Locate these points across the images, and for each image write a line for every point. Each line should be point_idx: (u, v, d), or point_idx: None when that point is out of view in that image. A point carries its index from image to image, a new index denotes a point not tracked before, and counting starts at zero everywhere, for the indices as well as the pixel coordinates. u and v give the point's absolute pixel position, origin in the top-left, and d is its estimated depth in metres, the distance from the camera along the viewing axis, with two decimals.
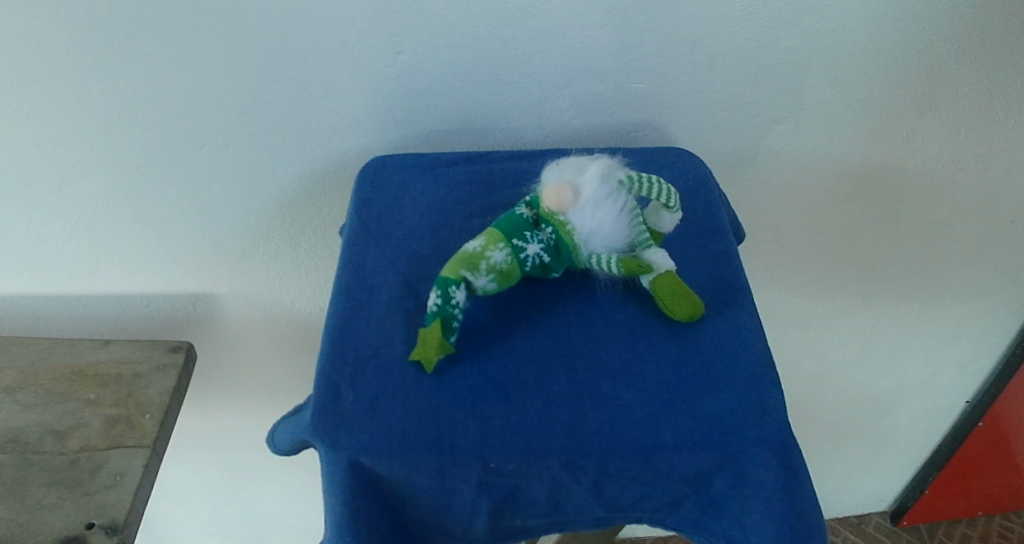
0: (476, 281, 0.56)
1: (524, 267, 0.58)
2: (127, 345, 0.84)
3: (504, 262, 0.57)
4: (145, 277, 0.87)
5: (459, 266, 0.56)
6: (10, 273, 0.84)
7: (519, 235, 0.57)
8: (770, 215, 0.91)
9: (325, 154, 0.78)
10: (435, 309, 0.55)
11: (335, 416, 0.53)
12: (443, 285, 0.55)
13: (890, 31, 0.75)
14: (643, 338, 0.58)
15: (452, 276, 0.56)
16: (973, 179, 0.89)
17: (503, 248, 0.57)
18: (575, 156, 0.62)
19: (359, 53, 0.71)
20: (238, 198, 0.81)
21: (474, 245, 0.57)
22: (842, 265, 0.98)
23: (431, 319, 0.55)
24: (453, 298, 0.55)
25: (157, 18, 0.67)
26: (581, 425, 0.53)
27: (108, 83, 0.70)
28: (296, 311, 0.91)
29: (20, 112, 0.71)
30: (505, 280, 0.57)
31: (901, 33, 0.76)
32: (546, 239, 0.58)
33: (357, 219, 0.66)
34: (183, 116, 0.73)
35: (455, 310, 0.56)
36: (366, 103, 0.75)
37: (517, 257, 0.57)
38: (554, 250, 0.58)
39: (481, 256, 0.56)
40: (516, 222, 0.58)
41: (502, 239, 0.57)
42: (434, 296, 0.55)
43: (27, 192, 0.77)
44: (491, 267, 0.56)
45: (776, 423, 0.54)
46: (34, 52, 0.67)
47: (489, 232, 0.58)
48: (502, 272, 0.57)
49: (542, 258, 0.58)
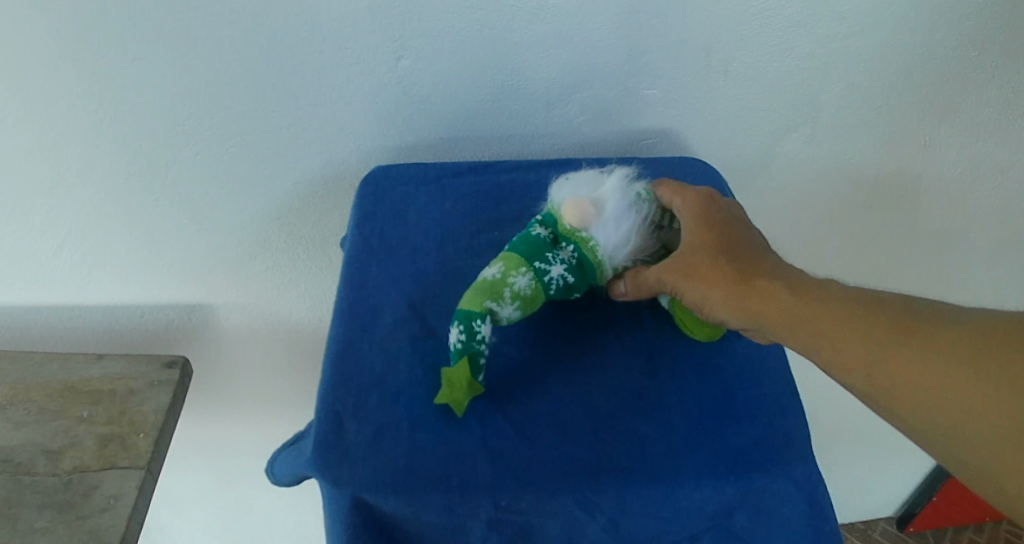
0: (501, 311, 0.54)
1: (549, 290, 0.55)
2: (121, 360, 0.80)
3: (528, 287, 0.54)
4: (139, 286, 0.84)
5: (482, 297, 0.54)
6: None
7: (539, 256, 0.55)
8: (781, 222, 0.88)
9: (325, 162, 0.75)
10: (459, 347, 0.53)
11: (337, 451, 0.51)
12: (467, 320, 0.53)
13: (911, 37, 0.72)
14: (661, 367, 0.57)
15: (476, 309, 0.53)
16: (994, 189, 0.86)
17: (526, 273, 0.54)
18: (581, 172, 0.61)
19: (359, 58, 0.68)
20: (236, 206, 0.78)
21: (495, 273, 0.55)
22: (856, 273, 0.95)
23: (456, 358, 0.53)
24: (477, 332, 0.53)
25: (148, 21, 0.64)
26: (597, 460, 0.52)
27: (98, 87, 0.67)
28: (295, 321, 0.89)
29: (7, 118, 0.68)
30: (530, 306, 0.55)
31: (922, 39, 0.73)
32: (568, 259, 0.56)
33: (358, 234, 0.64)
34: (178, 122, 0.70)
35: (480, 345, 0.53)
36: (368, 109, 0.72)
37: (541, 281, 0.55)
38: (577, 270, 0.56)
39: (503, 283, 0.54)
40: (535, 245, 0.56)
41: (523, 263, 0.55)
42: (457, 333, 0.53)
43: (16, 201, 0.74)
44: (514, 294, 0.54)
45: (805, 459, 0.52)
46: (19, 56, 0.64)
47: (507, 256, 0.56)
48: (527, 298, 0.54)
49: (566, 280, 0.55)
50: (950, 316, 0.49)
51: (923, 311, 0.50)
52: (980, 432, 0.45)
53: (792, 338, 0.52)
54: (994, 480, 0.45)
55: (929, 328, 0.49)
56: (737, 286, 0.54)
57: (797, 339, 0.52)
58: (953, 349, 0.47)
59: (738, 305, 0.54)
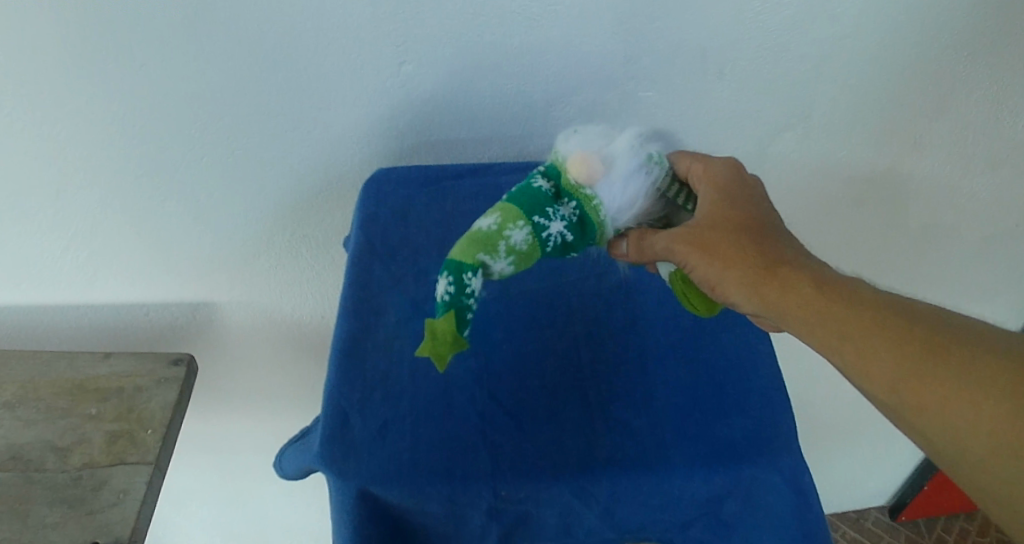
0: (494, 264, 0.55)
1: (546, 246, 0.56)
2: (127, 358, 0.82)
3: (524, 243, 0.55)
4: (144, 285, 0.86)
5: (476, 249, 0.55)
6: (8, 283, 0.83)
7: (540, 212, 0.56)
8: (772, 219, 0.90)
9: (330, 164, 0.77)
10: (448, 300, 0.53)
11: (343, 444, 0.53)
12: (458, 271, 0.54)
13: (902, 38, 0.74)
14: (654, 362, 0.59)
15: (469, 261, 0.54)
16: (984, 186, 0.88)
17: (523, 228, 0.55)
18: (594, 127, 0.62)
19: (363, 64, 0.70)
20: (240, 207, 0.79)
21: (492, 224, 0.56)
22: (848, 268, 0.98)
23: (443, 310, 0.53)
24: (467, 286, 0.54)
25: (156, 28, 0.65)
26: (592, 452, 0.54)
27: (105, 90, 0.69)
28: (299, 319, 0.91)
29: (14, 123, 0.70)
30: (524, 261, 0.56)
31: (913, 40, 0.75)
32: (569, 216, 0.57)
33: (362, 236, 0.66)
34: (184, 126, 0.72)
35: (469, 300, 0.54)
36: (371, 113, 0.74)
37: (538, 236, 0.56)
38: (577, 227, 0.57)
39: (500, 237, 0.55)
40: (537, 199, 0.57)
41: (522, 217, 0.56)
42: (447, 286, 0.54)
43: (25, 203, 0.76)
44: (509, 249, 0.55)
45: (791, 450, 0.55)
46: (29, 62, 0.66)
47: (506, 208, 0.57)
48: (522, 252, 0.56)
49: (564, 237, 0.56)
50: (971, 332, 0.52)
51: (954, 328, 0.52)
52: (990, 446, 0.49)
53: (811, 332, 0.55)
54: (995, 487, 0.49)
55: (956, 345, 0.51)
56: (763, 274, 0.56)
57: (817, 333, 0.55)
58: (982, 371, 0.50)
59: (759, 291, 0.56)
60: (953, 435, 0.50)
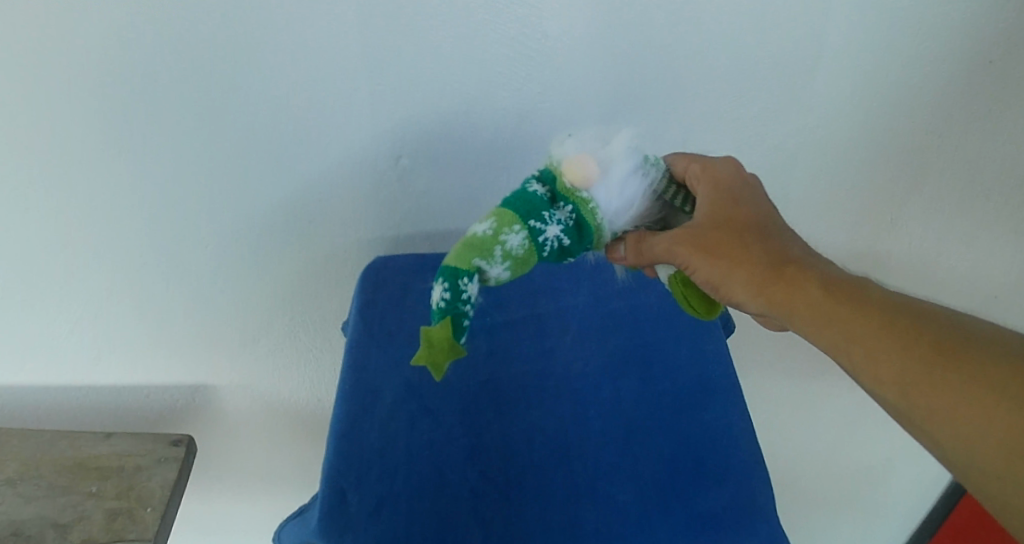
0: (491, 269, 0.55)
1: (542, 250, 0.56)
2: (127, 438, 0.84)
3: (520, 247, 0.55)
4: (145, 368, 0.88)
5: (471, 255, 0.54)
6: (10, 366, 0.85)
7: (536, 216, 0.56)
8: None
9: (329, 249, 0.81)
10: (444, 307, 0.53)
11: (342, 519, 0.58)
12: (455, 278, 0.54)
13: (869, 132, 0.80)
14: (634, 440, 0.66)
15: (465, 267, 0.54)
16: (952, 267, 0.94)
17: (519, 232, 0.55)
18: (588, 133, 0.63)
19: (362, 158, 0.75)
20: (242, 293, 0.83)
21: (487, 229, 0.55)
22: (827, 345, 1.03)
23: (439, 318, 0.53)
24: (463, 292, 0.54)
25: (166, 127, 0.69)
26: (575, 523, 0.61)
27: (114, 183, 0.72)
28: (294, 400, 0.94)
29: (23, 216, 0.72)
30: (519, 267, 0.56)
31: (878, 134, 0.80)
32: (565, 220, 0.57)
33: (360, 320, 0.70)
34: (189, 217, 0.75)
35: (465, 306, 0.54)
36: (370, 202, 0.78)
37: (535, 241, 0.56)
38: (573, 231, 0.57)
39: (496, 242, 0.55)
40: (532, 204, 0.57)
41: (518, 221, 0.56)
42: (443, 292, 0.53)
43: (30, 289, 0.78)
44: (506, 254, 0.55)
45: (746, 520, 0.62)
46: (43, 157, 0.69)
47: (501, 212, 0.57)
48: (518, 257, 0.55)
49: (561, 241, 0.56)
50: (972, 334, 0.57)
51: (959, 332, 0.58)
52: (984, 437, 0.55)
53: (820, 333, 0.60)
54: (986, 477, 0.55)
55: (961, 349, 0.57)
56: (773, 277, 0.60)
57: (829, 337, 0.59)
58: (986, 371, 0.55)
59: (769, 293, 0.60)
60: (960, 435, 0.55)
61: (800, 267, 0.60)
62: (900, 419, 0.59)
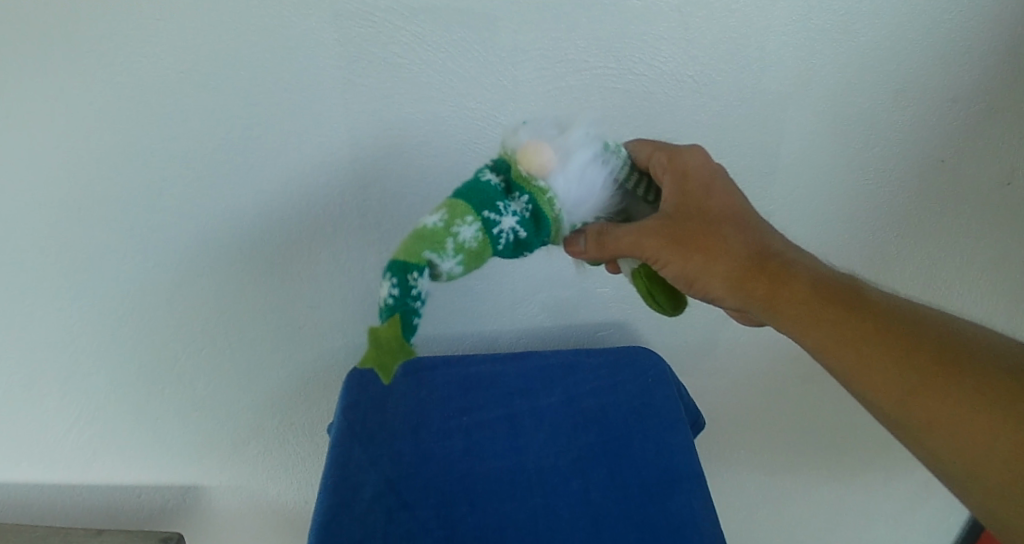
0: (443, 263, 0.57)
1: (496, 243, 0.59)
2: (119, 534, 0.86)
3: (473, 240, 0.58)
4: (136, 468, 0.90)
5: (422, 247, 0.57)
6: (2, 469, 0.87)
7: (490, 207, 0.58)
8: (710, 397, 1.02)
9: (319, 353, 0.87)
10: (392, 305, 0.55)
11: None
12: (403, 274, 0.56)
13: (815, 235, 0.90)
14: (605, 526, 0.71)
15: (415, 261, 0.56)
16: None
17: (472, 225, 0.58)
18: (543, 120, 0.64)
19: (352, 268, 0.81)
20: (235, 394, 0.88)
21: (439, 222, 0.58)
22: (793, 438, 1.10)
23: (388, 315, 0.55)
24: (412, 288, 0.56)
25: (173, 238, 0.75)
26: None
27: (119, 291, 0.77)
28: (282, 501, 0.98)
29: (30, 323, 0.76)
30: (472, 259, 0.58)
31: (823, 238, 0.91)
32: (520, 211, 0.59)
33: (343, 421, 0.76)
34: (188, 323, 0.81)
35: (414, 303, 0.56)
36: (357, 308, 0.84)
37: (488, 233, 0.58)
38: (528, 223, 0.59)
39: (447, 233, 0.57)
40: (487, 195, 0.59)
41: (471, 213, 0.58)
42: (392, 289, 0.55)
43: (30, 392, 0.81)
44: (458, 246, 0.57)
45: None
46: (55, 266, 0.74)
47: (453, 204, 0.59)
48: (470, 251, 0.58)
49: (517, 232, 0.59)
50: (959, 344, 0.62)
51: (947, 342, 0.62)
52: (981, 447, 0.59)
53: (805, 329, 0.65)
54: (985, 488, 0.60)
55: (951, 360, 0.61)
56: (752, 273, 0.65)
57: (815, 334, 0.64)
58: (973, 383, 0.60)
59: (749, 288, 0.65)
60: (953, 442, 0.60)
61: (781, 263, 0.66)
62: (891, 424, 0.64)
